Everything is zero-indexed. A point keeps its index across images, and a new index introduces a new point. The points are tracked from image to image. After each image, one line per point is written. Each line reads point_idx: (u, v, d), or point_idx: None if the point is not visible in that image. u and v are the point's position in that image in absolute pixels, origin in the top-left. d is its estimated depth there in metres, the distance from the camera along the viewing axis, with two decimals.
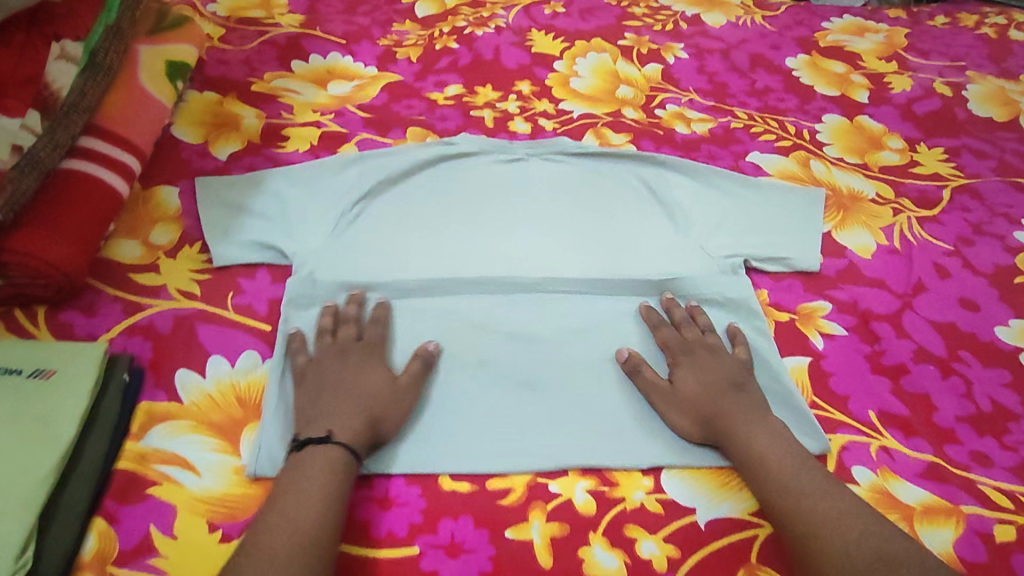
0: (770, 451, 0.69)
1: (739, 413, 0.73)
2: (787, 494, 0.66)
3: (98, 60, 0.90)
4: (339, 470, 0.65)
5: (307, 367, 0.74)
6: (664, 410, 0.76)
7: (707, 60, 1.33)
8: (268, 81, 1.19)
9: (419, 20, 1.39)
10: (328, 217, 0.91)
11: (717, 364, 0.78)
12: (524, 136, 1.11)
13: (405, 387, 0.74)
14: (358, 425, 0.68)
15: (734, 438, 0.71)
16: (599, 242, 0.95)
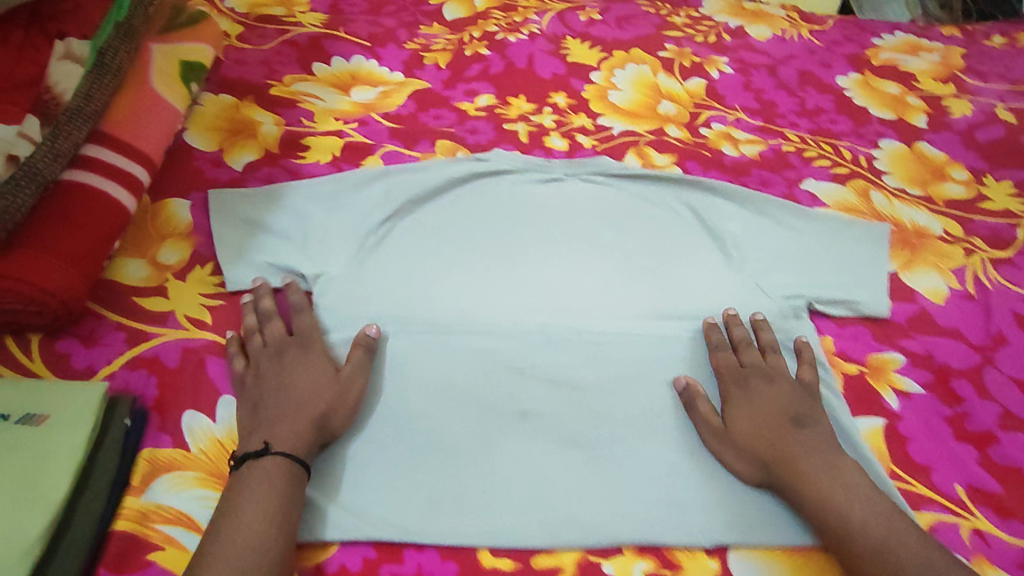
0: (841, 498, 0.63)
1: (804, 455, 0.66)
2: (863, 549, 0.60)
3: (105, 61, 0.83)
4: (282, 475, 0.60)
5: (244, 372, 0.69)
6: (720, 451, 0.70)
7: (753, 76, 1.26)
8: (287, 84, 1.12)
9: (448, 24, 1.32)
10: (353, 239, 0.84)
11: (779, 395, 0.72)
12: (561, 153, 1.03)
13: (348, 377, 0.70)
14: (304, 429, 0.64)
15: (798, 484, 0.65)
16: (648, 273, 0.86)
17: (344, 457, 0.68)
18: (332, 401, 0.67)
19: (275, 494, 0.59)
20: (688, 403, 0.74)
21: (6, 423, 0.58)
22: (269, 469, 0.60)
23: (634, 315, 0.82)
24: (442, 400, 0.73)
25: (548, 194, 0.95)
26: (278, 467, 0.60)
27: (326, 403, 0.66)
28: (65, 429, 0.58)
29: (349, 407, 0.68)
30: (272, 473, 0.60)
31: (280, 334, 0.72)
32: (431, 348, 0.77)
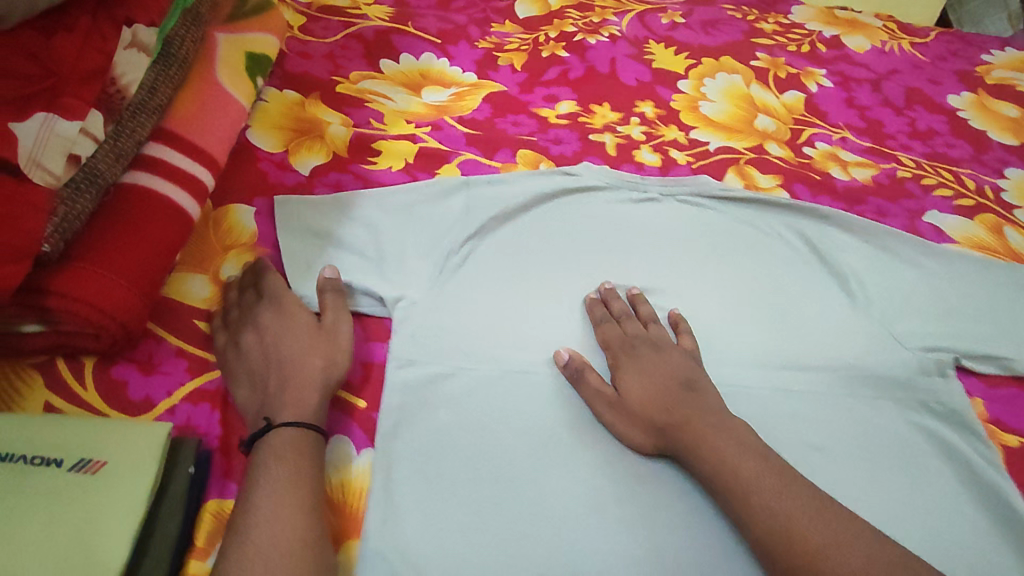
0: (734, 457, 0.58)
1: (701, 420, 0.61)
2: (758, 510, 0.54)
3: (172, 50, 0.75)
4: (305, 449, 0.55)
5: (225, 343, 0.62)
6: (613, 423, 0.64)
7: (855, 91, 1.15)
8: (354, 81, 1.03)
9: (522, 22, 1.23)
10: (434, 259, 0.75)
11: (650, 361, 0.67)
12: (654, 169, 0.93)
13: (332, 325, 0.65)
14: (311, 396, 0.58)
15: (694, 449, 0.60)
16: (765, 316, 0.78)
17: (439, 515, 0.58)
18: (324, 356, 0.62)
19: (302, 471, 0.53)
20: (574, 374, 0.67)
21: (57, 470, 0.49)
22: (291, 441, 0.54)
23: (750, 363, 0.74)
24: (545, 453, 0.63)
25: (644, 215, 0.86)
26: (298, 441, 0.55)
27: (319, 358, 0.61)
28: (123, 480, 0.50)
29: (344, 354, 0.63)
30: (295, 450, 0.54)
31: (249, 291, 0.66)
32: (527, 389, 0.67)
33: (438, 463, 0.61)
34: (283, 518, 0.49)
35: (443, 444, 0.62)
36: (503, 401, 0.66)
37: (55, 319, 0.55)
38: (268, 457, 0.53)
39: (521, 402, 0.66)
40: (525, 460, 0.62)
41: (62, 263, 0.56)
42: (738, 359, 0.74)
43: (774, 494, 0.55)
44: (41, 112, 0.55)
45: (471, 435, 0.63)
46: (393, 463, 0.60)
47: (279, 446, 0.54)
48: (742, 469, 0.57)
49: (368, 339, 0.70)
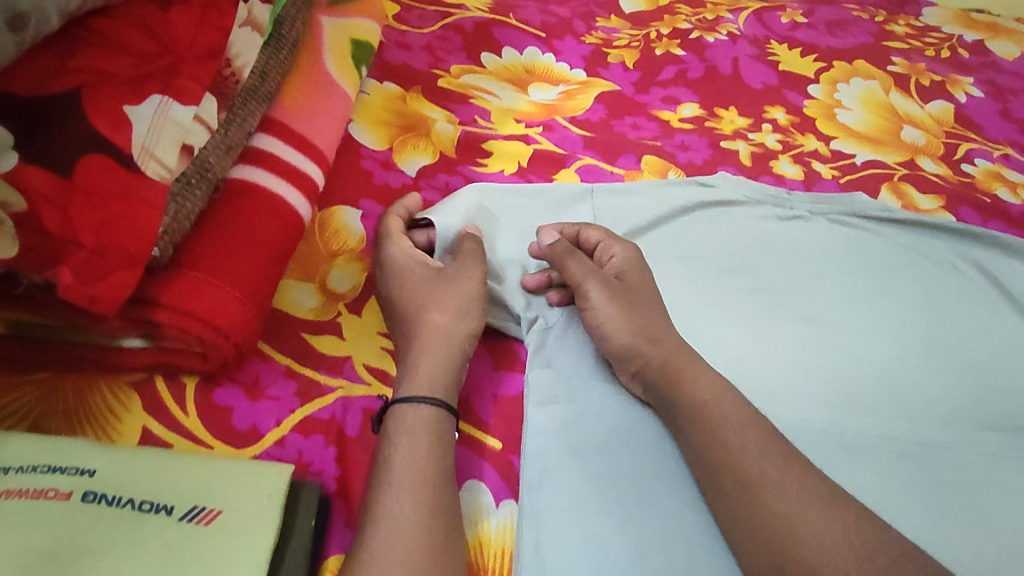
0: (716, 411, 0.53)
1: (686, 356, 0.56)
2: (734, 466, 0.50)
3: (282, 31, 0.67)
4: (437, 443, 0.49)
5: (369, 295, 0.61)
6: (598, 316, 0.59)
7: (1009, 103, 1.03)
8: (455, 75, 0.95)
9: (629, 17, 1.13)
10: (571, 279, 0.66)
11: (636, 270, 0.63)
12: (796, 183, 0.83)
13: (459, 272, 0.59)
14: (428, 364, 0.53)
15: (673, 377, 0.55)
16: (953, 360, 0.66)
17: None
18: (448, 312, 0.56)
19: (431, 470, 0.47)
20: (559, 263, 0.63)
21: (168, 519, 0.41)
22: (416, 433, 0.49)
23: (939, 420, 0.62)
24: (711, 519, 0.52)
25: (792, 234, 0.75)
26: (436, 430, 0.50)
27: (440, 315, 0.56)
28: (240, 533, 0.41)
29: (469, 319, 0.57)
30: (435, 439, 0.49)
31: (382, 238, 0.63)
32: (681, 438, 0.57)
33: (591, 523, 0.51)
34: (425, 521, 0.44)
35: (593, 498, 0.53)
36: (655, 447, 0.56)
37: (159, 335, 0.48)
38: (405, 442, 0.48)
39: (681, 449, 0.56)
40: (692, 523, 0.52)
41: (170, 269, 0.48)
42: (924, 413, 0.62)
43: (753, 457, 0.50)
44: (156, 93, 0.48)
45: (622, 487, 0.53)
46: (540, 523, 0.51)
47: (415, 428, 0.49)
48: (724, 429, 0.52)
49: (496, 369, 0.61)
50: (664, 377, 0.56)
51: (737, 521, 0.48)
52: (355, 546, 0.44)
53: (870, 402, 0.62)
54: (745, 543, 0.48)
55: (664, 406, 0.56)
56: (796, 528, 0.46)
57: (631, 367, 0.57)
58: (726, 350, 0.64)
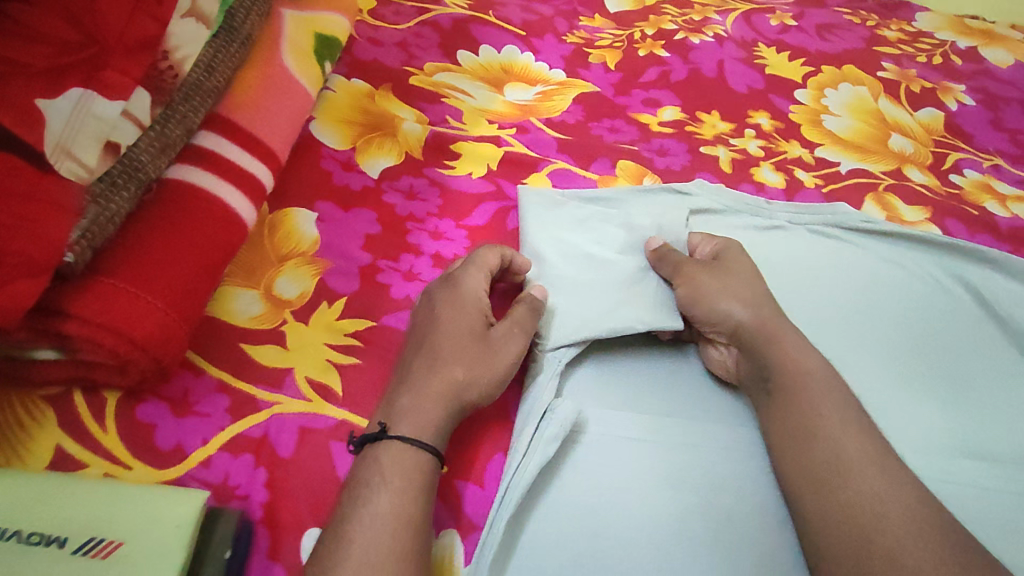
0: (816, 382, 0.56)
1: (787, 335, 0.59)
2: (822, 441, 0.52)
3: (235, 24, 0.63)
4: (411, 481, 0.46)
5: (424, 312, 0.57)
6: (717, 294, 0.61)
7: (1001, 111, 1.00)
8: (429, 73, 0.91)
9: (613, 17, 1.10)
10: (597, 313, 0.61)
11: (741, 253, 0.66)
12: (778, 192, 0.79)
13: (500, 339, 0.55)
14: (432, 410, 0.49)
15: (772, 350, 0.58)
16: (939, 385, 0.63)
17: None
18: (466, 369, 0.52)
19: (398, 509, 0.44)
20: (666, 259, 0.65)
21: (59, 553, 0.39)
22: (392, 471, 0.46)
23: (924, 449, 0.58)
24: (740, 534, 0.52)
25: (769, 244, 0.72)
26: (406, 465, 0.46)
27: (463, 371, 0.52)
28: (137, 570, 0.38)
29: (489, 378, 0.53)
30: (399, 474, 0.46)
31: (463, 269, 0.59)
32: (722, 443, 0.57)
33: (611, 538, 0.51)
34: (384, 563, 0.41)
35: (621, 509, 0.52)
36: (685, 456, 0.56)
37: (74, 346, 0.44)
38: (374, 479, 0.45)
39: (721, 453, 0.56)
40: (742, 524, 0.53)
41: (86, 276, 0.45)
42: (907, 443, 0.59)
43: (846, 439, 0.52)
44: (77, 86, 0.44)
45: (664, 492, 0.53)
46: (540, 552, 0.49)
47: (382, 468, 0.46)
48: (821, 403, 0.54)
49: None
50: (758, 334, 0.59)
51: (824, 498, 0.50)
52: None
53: None
54: (823, 518, 0.50)
55: (758, 369, 0.58)
56: (888, 510, 0.48)
57: (723, 322, 0.60)
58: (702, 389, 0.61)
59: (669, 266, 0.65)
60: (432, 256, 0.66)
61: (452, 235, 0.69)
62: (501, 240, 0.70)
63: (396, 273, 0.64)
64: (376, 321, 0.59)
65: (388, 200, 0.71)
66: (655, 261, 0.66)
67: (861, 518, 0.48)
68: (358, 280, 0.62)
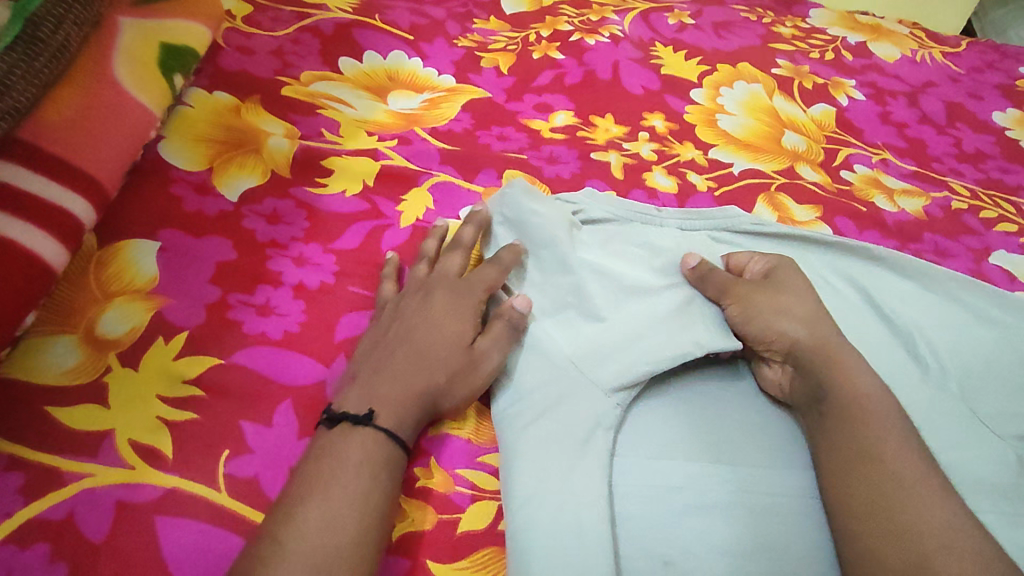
0: (872, 405, 0.56)
1: (844, 354, 0.59)
2: (880, 463, 0.53)
3: (39, 34, 0.54)
4: (381, 468, 0.47)
5: (416, 300, 0.58)
6: (772, 312, 0.61)
7: (890, 105, 1.01)
8: (305, 82, 0.85)
9: (508, 18, 1.06)
10: (638, 336, 0.60)
11: (795, 271, 0.65)
12: (670, 197, 0.77)
13: (481, 354, 0.56)
14: (411, 407, 0.51)
15: (829, 371, 0.58)
16: None
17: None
18: (449, 371, 0.54)
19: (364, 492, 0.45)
20: (710, 280, 0.64)
21: None
22: (370, 455, 0.47)
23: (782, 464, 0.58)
24: (774, 555, 0.52)
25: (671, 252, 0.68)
26: (381, 455, 0.48)
27: (444, 377, 0.54)
28: None
29: (467, 386, 0.55)
30: (377, 461, 0.47)
31: (456, 262, 0.62)
32: (762, 474, 0.56)
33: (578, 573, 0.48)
34: (364, 539, 0.44)
35: (656, 541, 0.52)
36: (714, 487, 0.55)
37: None
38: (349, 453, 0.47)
39: (774, 478, 0.56)
40: (783, 546, 0.53)
41: None
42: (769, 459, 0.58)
43: (899, 464, 0.52)
44: None
45: (703, 516, 0.53)
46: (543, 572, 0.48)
47: (361, 452, 0.47)
48: (876, 425, 0.54)
49: (301, 435, 0.50)
50: (815, 354, 0.59)
51: (872, 519, 0.51)
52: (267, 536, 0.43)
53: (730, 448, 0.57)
54: (865, 537, 0.50)
55: (813, 388, 0.58)
56: (944, 535, 0.48)
57: (779, 341, 0.60)
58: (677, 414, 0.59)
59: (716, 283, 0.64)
60: (294, 286, 0.60)
61: (319, 260, 0.63)
62: (375, 262, 0.64)
63: (249, 308, 0.57)
64: (223, 360, 0.53)
65: (248, 225, 0.64)
66: (696, 279, 0.65)
67: (911, 533, 0.49)
68: (201, 320, 0.55)
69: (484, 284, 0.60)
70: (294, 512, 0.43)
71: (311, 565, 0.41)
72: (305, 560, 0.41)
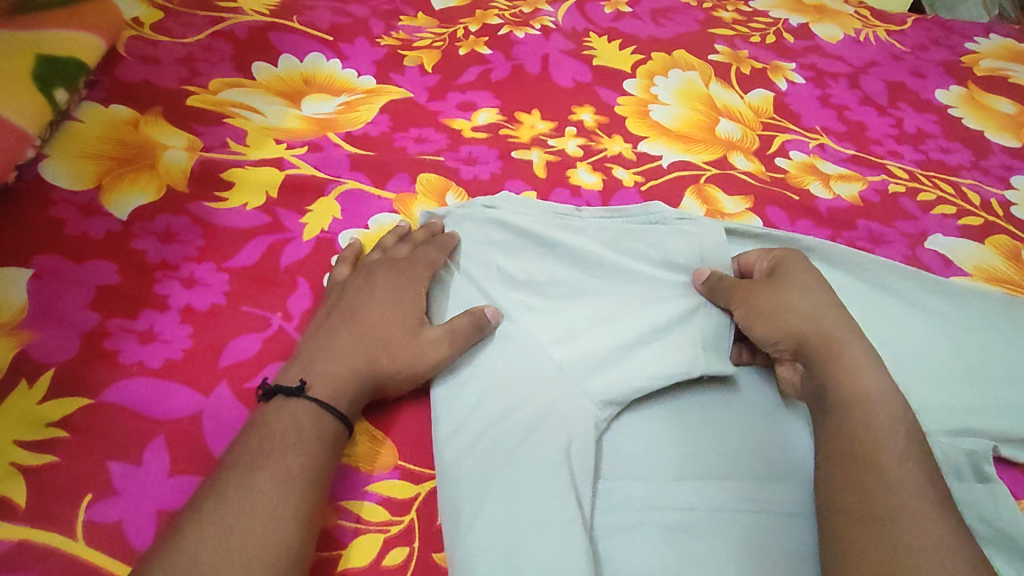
0: (878, 410, 0.51)
1: (851, 352, 0.55)
2: (875, 468, 0.48)
3: None
4: (309, 435, 0.47)
5: (361, 280, 0.60)
6: (772, 309, 0.58)
7: (830, 88, 0.99)
8: (213, 91, 0.80)
9: (436, 13, 1.01)
10: (617, 351, 0.56)
11: (802, 266, 0.62)
12: (594, 194, 0.74)
13: (430, 344, 0.55)
14: (349, 376, 0.52)
15: (830, 368, 0.54)
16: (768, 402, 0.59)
17: None
18: (390, 351, 0.54)
19: (289, 454, 0.46)
20: (720, 290, 0.60)
21: None
22: (297, 421, 0.48)
23: (751, 473, 0.54)
24: (771, 565, 0.49)
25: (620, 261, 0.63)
26: (315, 428, 0.48)
27: (388, 358, 0.54)
28: None
29: (412, 363, 0.54)
30: (304, 429, 0.48)
31: (405, 246, 0.64)
32: (733, 485, 0.52)
33: None
34: (282, 507, 0.43)
35: (626, 549, 0.49)
36: (673, 496, 0.51)
37: None
38: (279, 422, 0.48)
39: (757, 489, 0.53)
40: (751, 549, 0.49)
41: None
42: (735, 466, 0.54)
43: (900, 467, 0.47)
44: None
45: (650, 530, 0.50)
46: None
47: (295, 421, 0.48)
48: (877, 431, 0.50)
49: (173, 473, 0.47)
50: (824, 351, 0.55)
51: (864, 520, 0.46)
52: (190, 505, 0.43)
53: (705, 457, 0.54)
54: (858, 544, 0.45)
55: (817, 390, 0.54)
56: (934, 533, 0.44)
57: (785, 339, 0.57)
58: (648, 425, 0.55)
59: (720, 283, 0.61)
60: (181, 309, 0.57)
61: (211, 281, 0.59)
62: (271, 279, 0.61)
63: (128, 335, 0.54)
64: (92, 400, 0.50)
65: (137, 246, 0.60)
66: (706, 292, 0.61)
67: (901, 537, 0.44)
68: (72, 353, 0.52)
69: (427, 263, 0.61)
70: (217, 481, 0.44)
71: (220, 530, 0.41)
72: (216, 524, 0.41)
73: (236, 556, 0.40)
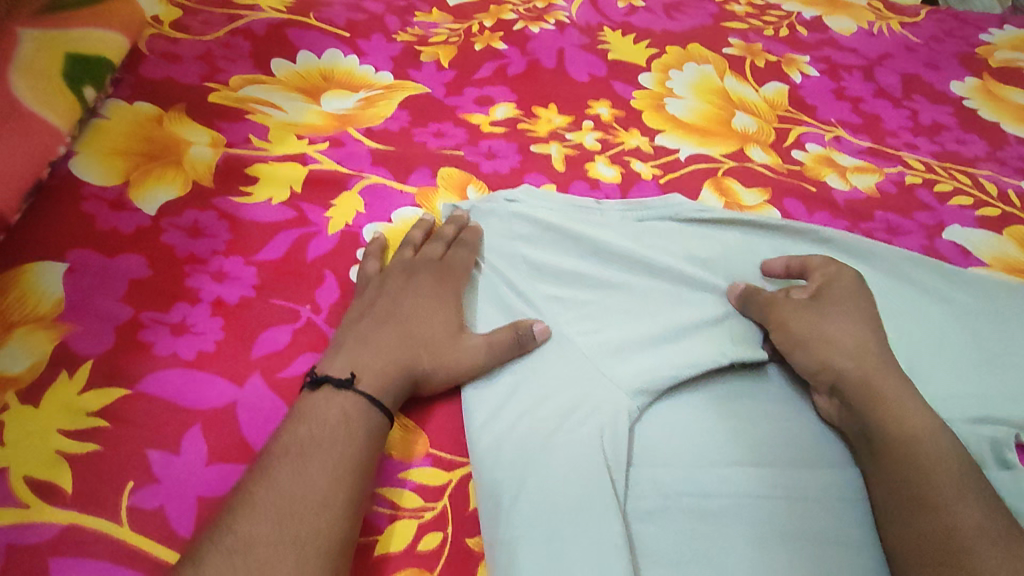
0: (924, 439, 0.52)
1: (892, 393, 0.54)
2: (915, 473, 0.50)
3: None
4: (356, 422, 0.49)
5: (396, 279, 0.61)
6: (814, 341, 0.58)
7: (845, 80, 0.99)
8: (234, 87, 0.81)
9: (450, 8, 1.02)
10: (651, 349, 0.58)
11: (846, 289, 0.61)
12: (613, 187, 0.75)
13: (469, 349, 0.56)
14: (394, 372, 0.53)
15: (872, 406, 0.54)
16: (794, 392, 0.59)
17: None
18: (429, 351, 0.55)
19: (335, 440, 0.47)
20: (755, 297, 0.61)
21: None
22: (339, 409, 0.49)
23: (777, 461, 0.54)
24: (798, 547, 0.50)
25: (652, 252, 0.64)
26: (357, 418, 0.49)
27: (428, 357, 0.55)
28: None
29: (452, 365, 0.55)
30: (345, 418, 0.49)
31: (438, 243, 0.64)
32: (757, 472, 0.53)
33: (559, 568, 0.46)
34: (332, 494, 0.44)
35: (661, 534, 0.50)
36: (701, 482, 0.52)
37: None
38: (323, 410, 0.49)
39: (780, 475, 0.53)
40: (778, 533, 0.50)
41: None
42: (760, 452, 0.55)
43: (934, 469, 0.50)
44: None
45: (676, 515, 0.50)
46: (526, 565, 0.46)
47: (338, 409, 0.49)
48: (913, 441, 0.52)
49: (211, 461, 0.49)
50: (866, 389, 0.55)
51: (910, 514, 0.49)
52: (240, 488, 0.45)
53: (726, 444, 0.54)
54: (909, 534, 0.48)
55: (858, 426, 0.54)
56: (968, 524, 0.47)
57: (823, 372, 0.56)
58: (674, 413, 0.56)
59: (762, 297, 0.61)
60: (212, 302, 0.58)
61: (240, 274, 0.60)
62: (299, 272, 0.62)
63: (162, 328, 0.55)
64: (130, 391, 0.51)
65: (167, 240, 0.62)
66: (739, 299, 0.62)
67: (937, 528, 0.47)
68: (108, 345, 0.53)
69: (465, 269, 0.63)
70: (265, 465, 0.45)
71: (272, 513, 0.43)
72: (268, 506, 0.43)
73: (288, 538, 0.42)
